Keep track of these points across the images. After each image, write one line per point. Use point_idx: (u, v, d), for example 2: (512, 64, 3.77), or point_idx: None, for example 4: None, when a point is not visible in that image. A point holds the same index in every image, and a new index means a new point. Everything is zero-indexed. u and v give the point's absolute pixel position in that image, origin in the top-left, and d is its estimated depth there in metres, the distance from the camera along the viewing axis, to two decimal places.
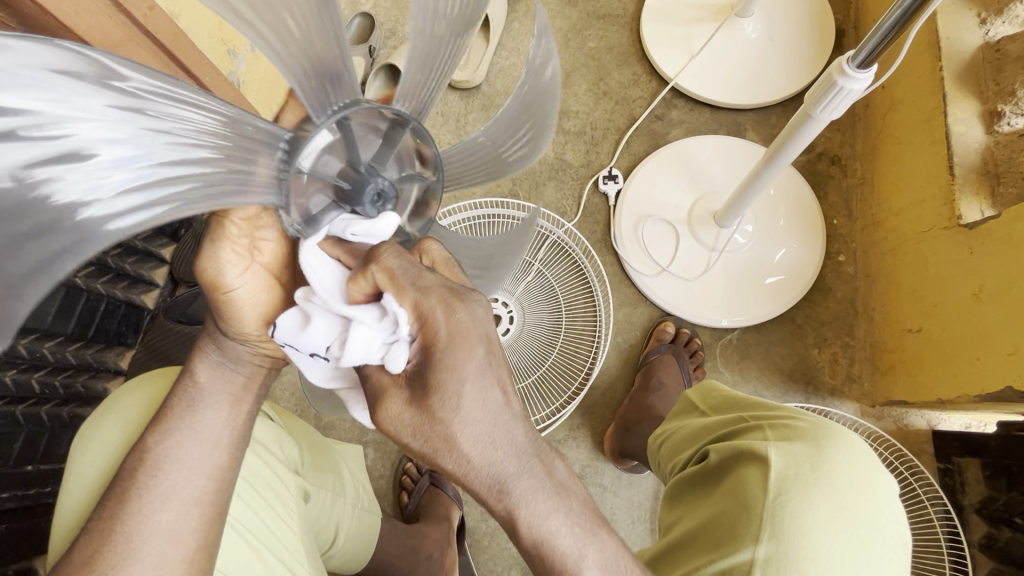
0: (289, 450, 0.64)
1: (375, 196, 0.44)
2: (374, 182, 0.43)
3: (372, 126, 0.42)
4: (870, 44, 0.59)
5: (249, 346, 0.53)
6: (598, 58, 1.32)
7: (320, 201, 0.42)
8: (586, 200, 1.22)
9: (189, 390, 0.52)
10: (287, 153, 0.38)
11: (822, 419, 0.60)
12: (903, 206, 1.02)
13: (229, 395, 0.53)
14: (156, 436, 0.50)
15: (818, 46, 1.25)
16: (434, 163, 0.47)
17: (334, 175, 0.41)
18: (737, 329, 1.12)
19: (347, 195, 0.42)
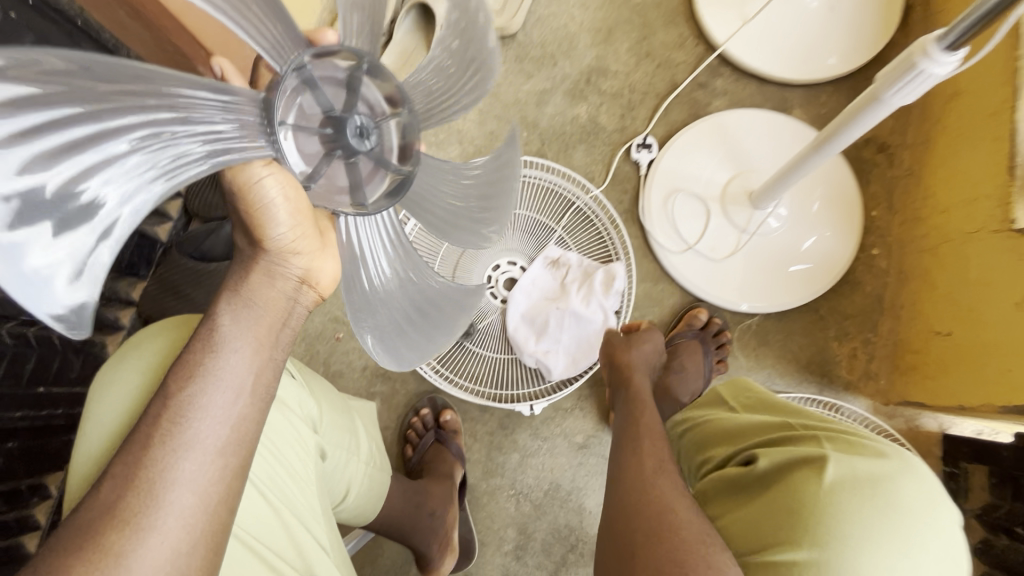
0: (310, 408, 0.63)
1: (358, 131, 0.46)
2: (356, 118, 0.46)
3: (331, 76, 0.45)
4: (963, 23, 0.53)
5: (288, 271, 0.49)
6: (644, 14, 1.24)
7: (314, 155, 0.46)
8: (615, 168, 1.17)
9: (209, 335, 0.46)
10: (264, 112, 0.41)
11: (890, 444, 0.59)
12: (950, 204, 0.97)
13: (257, 336, 0.48)
14: (180, 382, 0.45)
15: (882, 20, 1.17)
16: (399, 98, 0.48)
17: (317, 125, 0.45)
18: (757, 315, 1.09)
19: (335, 138, 0.46)
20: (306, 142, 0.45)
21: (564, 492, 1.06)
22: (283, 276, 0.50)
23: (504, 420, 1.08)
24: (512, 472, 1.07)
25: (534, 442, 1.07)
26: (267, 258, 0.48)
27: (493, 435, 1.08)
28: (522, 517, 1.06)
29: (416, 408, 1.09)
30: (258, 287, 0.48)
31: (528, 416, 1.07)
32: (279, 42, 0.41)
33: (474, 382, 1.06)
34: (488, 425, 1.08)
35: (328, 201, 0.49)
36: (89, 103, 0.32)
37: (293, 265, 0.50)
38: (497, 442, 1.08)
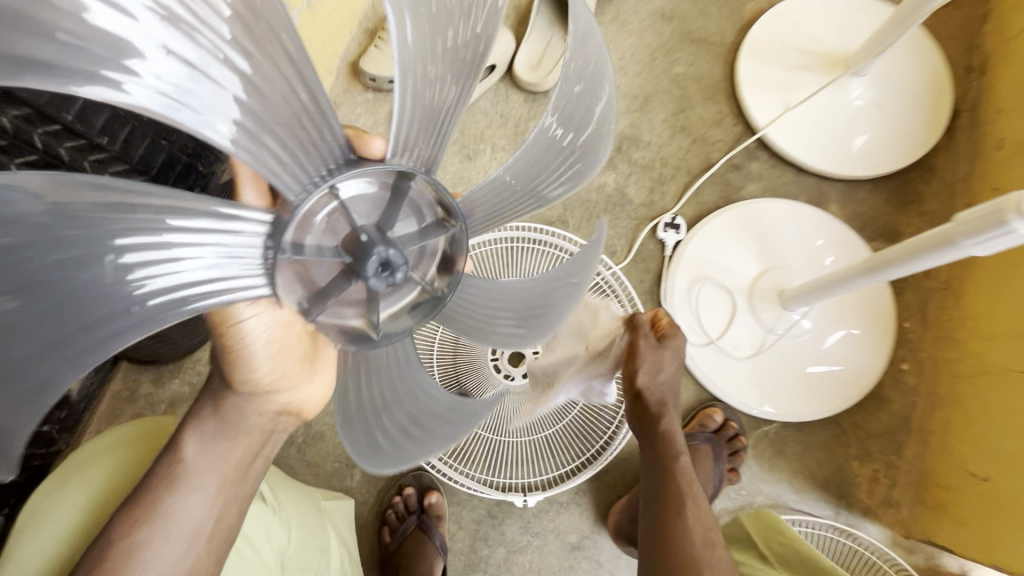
0: (280, 541, 0.56)
1: (381, 266, 0.39)
2: (383, 250, 0.39)
3: (369, 185, 0.38)
4: None
5: (263, 406, 0.47)
6: (684, 86, 1.19)
7: (329, 272, 0.40)
8: (639, 245, 1.11)
9: (170, 472, 0.44)
10: (274, 236, 0.36)
11: None
12: (994, 334, 0.91)
13: (219, 472, 0.45)
14: (119, 531, 0.43)
15: (928, 123, 1.13)
16: (456, 213, 0.43)
17: (337, 248, 0.39)
18: (776, 422, 1.02)
19: (353, 264, 0.39)
20: (318, 268, 0.40)
21: None
22: (257, 412, 0.47)
23: (493, 508, 0.99)
24: (496, 568, 0.98)
25: (523, 537, 0.98)
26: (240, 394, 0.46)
27: (479, 524, 0.99)
28: None
29: (398, 485, 1.00)
30: (232, 417, 0.46)
31: (520, 508, 0.98)
32: (309, 153, 0.35)
33: (466, 464, 0.97)
34: (474, 512, 0.99)
35: (328, 323, 0.43)
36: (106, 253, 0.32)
37: (271, 398, 0.47)
38: (483, 532, 0.99)
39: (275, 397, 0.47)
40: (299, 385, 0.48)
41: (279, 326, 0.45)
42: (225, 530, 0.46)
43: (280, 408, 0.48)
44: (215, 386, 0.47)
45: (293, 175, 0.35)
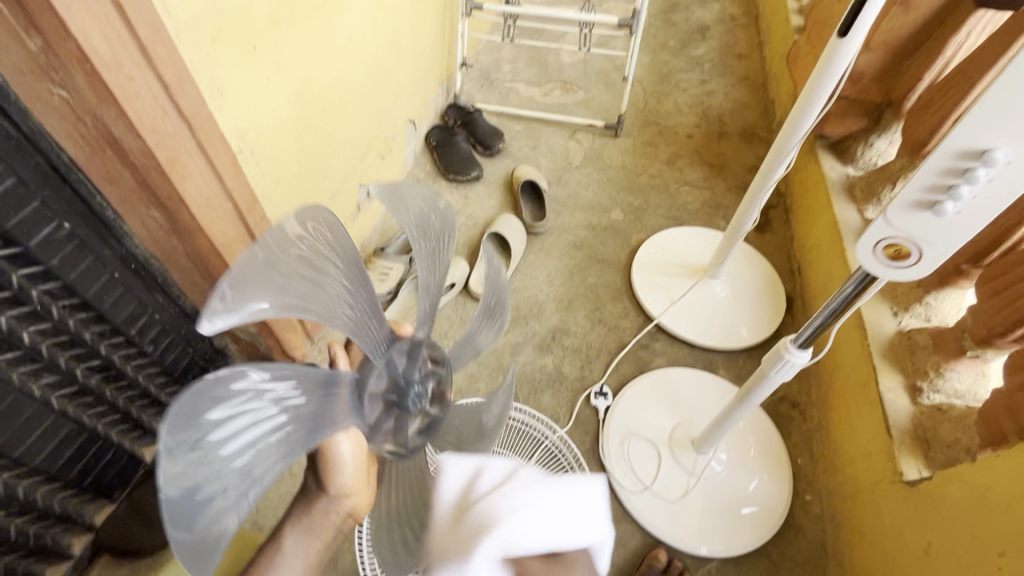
0: None
1: (416, 397, 0.63)
2: (414, 388, 0.62)
3: (402, 349, 0.63)
4: (807, 329, 0.81)
5: (339, 510, 0.70)
6: (596, 291, 1.61)
7: (380, 413, 0.60)
8: (578, 410, 1.36)
9: (275, 554, 0.67)
10: (357, 388, 0.58)
11: None
12: (854, 455, 1.16)
13: (304, 558, 0.68)
14: None
15: (772, 307, 1.56)
16: (443, 361, 0.67)
17: (382, 391, 0.60)
18: (716, 559, 1.16)
19: (397, 401, 0.61)
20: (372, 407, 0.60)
21: None
22: (335, 511, 0.70)
23: None
24: None
25: None
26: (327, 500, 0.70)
27: None
28: None
29: None
30: (317, 516, 0.69)
31: None
32: (366, 332, 0.60)
33: None
34: None
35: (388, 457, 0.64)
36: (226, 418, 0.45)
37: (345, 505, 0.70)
38: None
39: (349, 503, 0.70)
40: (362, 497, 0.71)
41: (357, 454, 0.67)
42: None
43: (347, 514, 0.70)
44: (305, 495, 0.71)
45: (364, 342, 0.59)
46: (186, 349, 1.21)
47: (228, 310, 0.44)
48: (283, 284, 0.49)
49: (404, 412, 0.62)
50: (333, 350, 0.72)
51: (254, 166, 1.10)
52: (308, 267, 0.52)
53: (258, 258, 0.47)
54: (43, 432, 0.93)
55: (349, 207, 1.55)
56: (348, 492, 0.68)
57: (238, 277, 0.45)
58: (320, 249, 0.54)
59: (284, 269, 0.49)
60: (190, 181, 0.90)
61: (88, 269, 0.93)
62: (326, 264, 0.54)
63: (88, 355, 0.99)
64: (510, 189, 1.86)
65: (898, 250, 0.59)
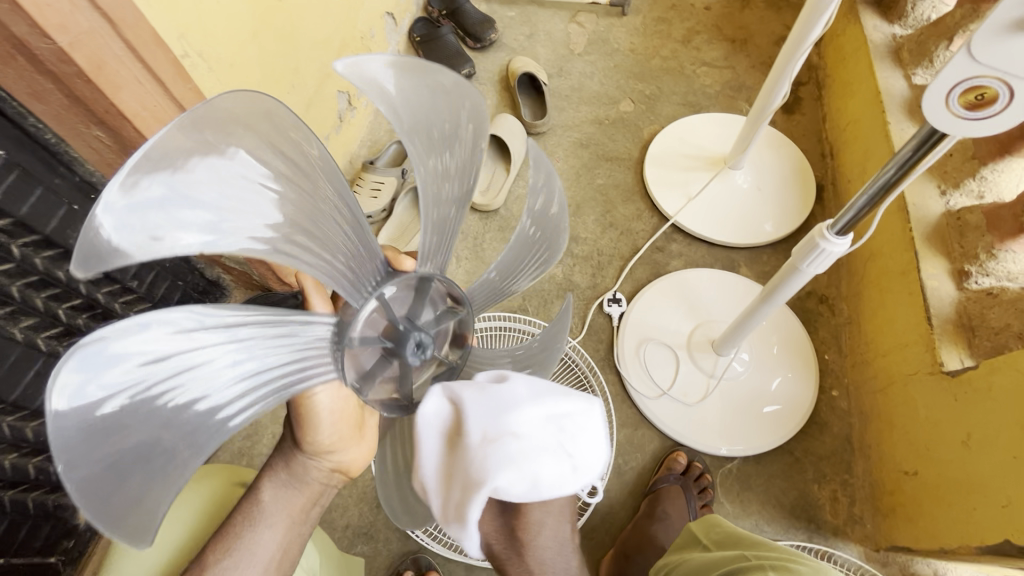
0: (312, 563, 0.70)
1: (417, 346, 0.52)
2: (417, 334, 0.52)
3: (408, 285, 0.52)
4: (847, 213, 0.70)
5: (320, 465, 0.62)
6: (606, 193, 1.48)
7: (371, 359, 0.51)
8: (590, 320, 1.29)
9: (253, 510, 0.61)
10: (337, 333, 0.48)
11: (815, 563, 0.65)
12: (888, 348, 1.09)
13: (287, 516, 0.62)
14: (216, 553, 0.59)
15: (801, 196, 1.42)
16: (462, 300, 0.57)
17: (379, 335, 0.50)
18: (736, 459, 1.14)
19: (393, 349, 0.51)
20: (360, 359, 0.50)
21: None
22: (317, 467, 0.62)
23: None
24: None
25: None
26: (307, 455, 0.61)
27: None
28: None
29: (397, 570, 1.05)
30: (295, 473, 0.62)
31: None
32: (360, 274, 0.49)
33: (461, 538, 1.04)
34: None
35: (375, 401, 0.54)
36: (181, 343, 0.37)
37: (326, 460, 0.62)
38: None
39: (332, 460, 0.62)
40: (348, 456, 0.63)
41: (340, 401, 0.60)
42: (291, 557, 0.62)
43: (331, 468, 0.63)
44: (286, 444, 0.63)
45: (350, 285, 0.48)
46: (175, 282, 1.16)
47: (138, 211, 0.33)
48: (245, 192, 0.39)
49: (406, 362, 0.52)
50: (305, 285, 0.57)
51: (207, 73, 0.96)
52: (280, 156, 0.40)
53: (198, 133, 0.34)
54: (34, 375, 0.90)
55: (330, 119, 1.41)
56: (328, 448, 0.61)
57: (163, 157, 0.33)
58: (302, 146, 0.42)
59: (212, 137, 0.35)
60: (127, 90, 0.77)
61: (41, 202, 0.85)
62: (307, 157, 0.43)
63: (67, 294, 0.94)
64: (507, 86, 1.67)
65: (982, 94, 0.46)
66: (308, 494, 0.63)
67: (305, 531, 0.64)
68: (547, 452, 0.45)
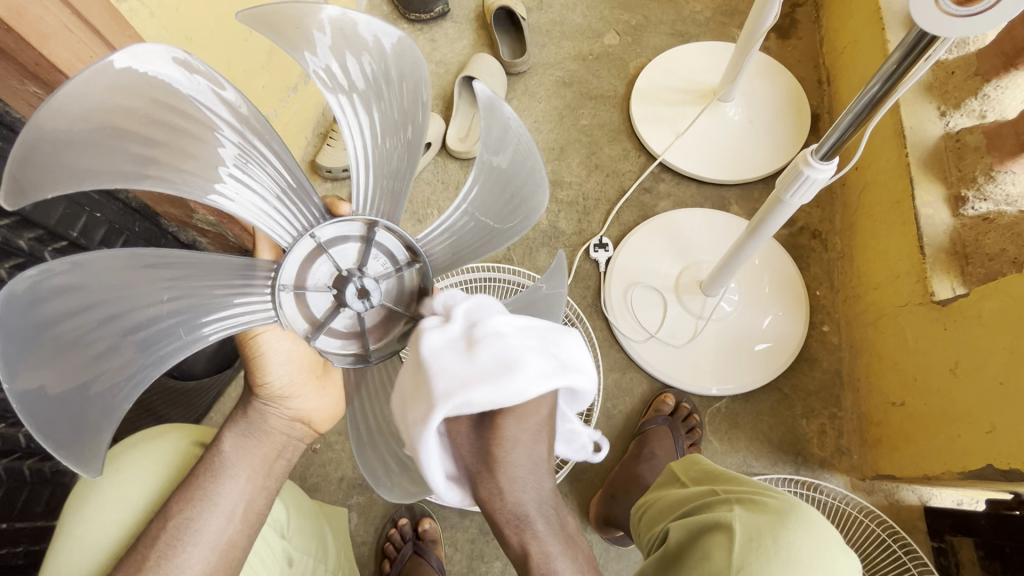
0: (278, 513, 0.69)
1: (359, 292, 0.54)
2: (354, 281, 0.54)
3: (353, 236, 0.55)
4: (831, 137, 0.66)
5: (281, 411, 0.62)
6: (591, 134, 1.41)
7: (322, 307, 0.55)
8: (577, 266, 1.26)
9: (213, 460, 0.59)
10: (276, 277, 0.53)
11: (790, 498, 0.63)
12: (880, 281, 1.06)
13: (251, 465, 0.60)
14: (178, 505, 0.56)
15: (795, 127, 1.35)
16: (416, 252, 0.58)
17: (325, 284, 0.54)
18: (725, 398, 1.14)
19: (338, 296, 0.54)
20: (309, 304, 0.54)
21: None
22: (276, 415, 0.62)
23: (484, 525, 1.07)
24: None
25: None
26: (264, 400, 0.61)
27: (474, 543, 1.06)
28: None
29: (393, 519, 1.07)
30: (256, 419, 0.61)
31: None
32: (294, 212, 0.53)
33: None
34: (468, 532, 1.07)
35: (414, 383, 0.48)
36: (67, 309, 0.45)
37: (286, 407, 0.62)
38: (478, 549, 1.06)
39: (291, 407, 0.62)
40: (304, 401, 0.63)
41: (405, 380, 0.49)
42: (257, 510, 0.60)
43: (294, 416, 0.62)
44: (246, 395, 0.62)
45: (286, 233, 0.53)
46: (148, 247, 1.13)
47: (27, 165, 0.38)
48: (141, 148, 0.43)
49: (354, 310, 0.55)
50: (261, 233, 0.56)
51: (150, 18, 0.89)
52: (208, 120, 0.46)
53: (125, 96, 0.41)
54: None
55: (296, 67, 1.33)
56: (285, 394, 0.60)
57: (53, 116, 0.37)
58: (219, 110, 0.46)
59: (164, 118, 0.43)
60: (56, 39, 0.71)
61: None
62: (203, 122, 0.46)
63: (32, 263, 0.90)
64: (485, 23, 1.57)
65: None
66: (269, 446, 0.62)
67: (271, 485, 0.61)
68: (530, 351, 0.46)
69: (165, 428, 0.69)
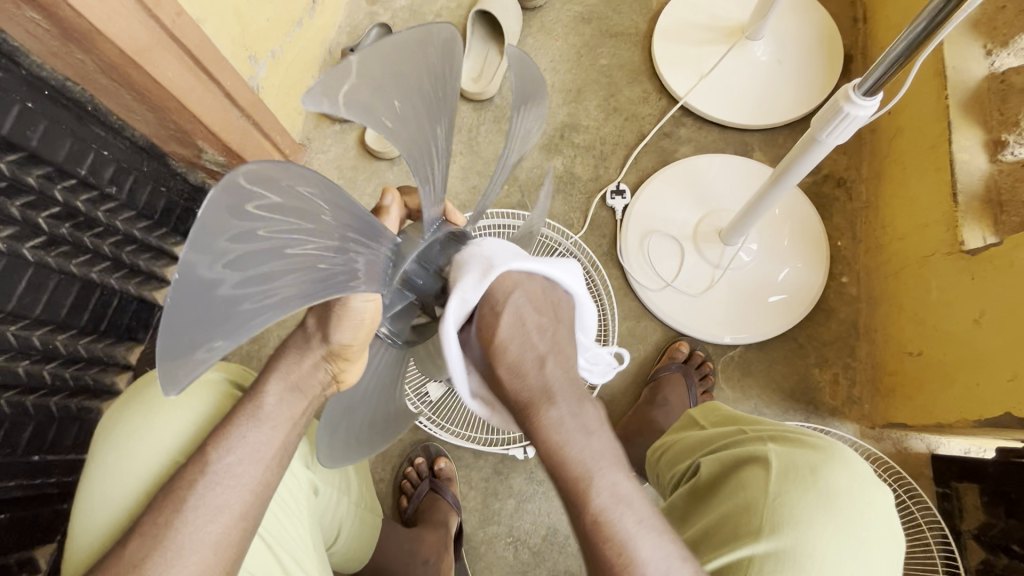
0: (303, 447, 0.70)
1: (443, 297, 0.51)
2: (439, 282, 0.51)
3: (443, 237, 0.52)
4: (876, 72, 0.61)
5: (325, 372, 0.56)
6: (610, 74, 1.35)
7: (394, 293, 0.50)
8: (593, 214, 1.24)
9: (255, 406, 0.57)
10: (393, 253, 0.47)
11: (825, 438, 0.65)
12: (905, 230, 1.04)
13: (290, 418, 0.58)
14: (216, 452, 0.55)
15: (826, 69, 1.28)
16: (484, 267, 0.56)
17: (412, 272, 0.49)
18: (738, 347, 1.14)
19: (420, 291, 0.51)
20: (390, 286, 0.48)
21: (562, 537, 1.06)
22: (321, 372, 0.56)
23: (498, 465, 1.10)
24: (509, 518, 1.07)
25: (529, 487, 1.08)
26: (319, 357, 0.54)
27: (488, 481, 1.09)
28: (521, 565, 1.06)
29: (409, 458, 1.11)
30: (303, 374, 0.57)
31: (522, 460, 1.09)
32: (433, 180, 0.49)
33: (467, 428, 1.07)
34: (482, 471, 1.10)
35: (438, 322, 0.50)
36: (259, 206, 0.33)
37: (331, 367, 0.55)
38: (492, 488, 1.09)
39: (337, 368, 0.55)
40: (356, 368, 0.55)
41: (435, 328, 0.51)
42: (289, 455, 0.59)
43: (333, 376, 0.55)
44: (299, 340, 0.56)
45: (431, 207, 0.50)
46: (158, 187, 1.09)
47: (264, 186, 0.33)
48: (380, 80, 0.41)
49: (423, 305, 0.52)
50: (386, 194, 0.52)
51: None
52: (410, 109, 0.45)
53: (371, 74, 0.39)
54: (26, 284, 0.87)
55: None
56: (342, 355, 0.53)
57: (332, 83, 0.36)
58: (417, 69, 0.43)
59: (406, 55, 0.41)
60: None
61: None
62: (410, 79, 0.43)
63: (43, 202, 0.88)
64: None
65: None
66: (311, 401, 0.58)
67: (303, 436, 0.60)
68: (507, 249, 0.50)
69: None
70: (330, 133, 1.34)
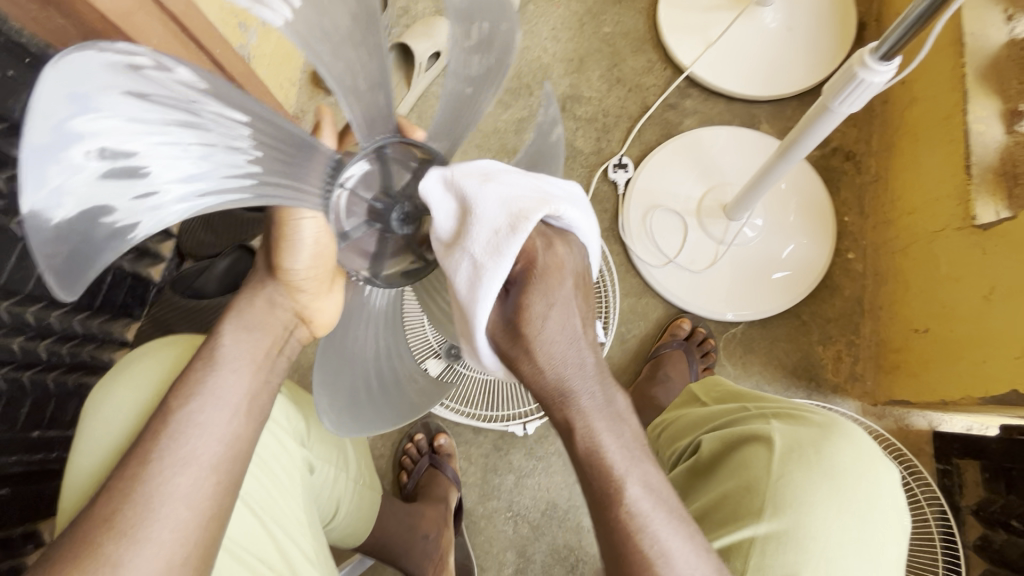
0: (296, 423, 0.70)
1: (404, 218, 0.51)
2: (401, 205, 0.51)
3: (405, 158, 0.52)
4: (895, 34, 0.58)
5: (287, 305, 0.60)
6: (613, 44, 1.30)
7: (356, 220, 0.50)
8: (594, 188, 1.21)
9: (213, 353, 0.57)
10: (333, 169, 0.47)
11: (829, 415, 0.64)
12: (915, 206, 1.01)
13: (255, 358, 0.58)
14: (179, 399, 0.54)
15: (837, 36, 1.23)
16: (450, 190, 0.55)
17: (370, 195, 0.50)
18: (741, 324, 1.13)
19: (376, 212, 0.50)
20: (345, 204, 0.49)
21: (562, 512, 1.07)
22: (281, 308, 0.60)
23: (498, 441, 1.10)
24: (509, 493, 1.08)
25: (529, 462, 1.08)
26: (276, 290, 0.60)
27: (488, 457, 1.09)
28: (521, 539, 1.07)
29: (409, 434, 1.11)
30: (260, 312, 0.60)
31: (522, 436, 1.09)
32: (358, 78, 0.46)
33: (468, 405, 1.06)
34: (482, 447, 1.10)
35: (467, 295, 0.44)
36: (133, 93, 0.31)
37: (294, 300, 0.60)
38: (492, 463, 1.09)
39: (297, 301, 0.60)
40: (316, 298, 0.60)
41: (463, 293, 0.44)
42: (261, 406, 0.58)
43: (296, 314, 0.60)
44: (254, 280, 0.61)
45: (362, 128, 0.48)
46: None
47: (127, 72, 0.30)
48: None
49: (388, 233, 0.52)
50: (320, 114, 0.52)
51: None
52: None
53: None
54: (17, 260, 0.84)
55: None
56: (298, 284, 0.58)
57: None
58: None
59: None
60: None
61: None
62: None
63: None
64: None
65: None
66: (271, 338, 0.60)
67: (273, 382, 0.59)
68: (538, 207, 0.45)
69: (167, 340, 0.68)
70: (324, 105, 1.30)
